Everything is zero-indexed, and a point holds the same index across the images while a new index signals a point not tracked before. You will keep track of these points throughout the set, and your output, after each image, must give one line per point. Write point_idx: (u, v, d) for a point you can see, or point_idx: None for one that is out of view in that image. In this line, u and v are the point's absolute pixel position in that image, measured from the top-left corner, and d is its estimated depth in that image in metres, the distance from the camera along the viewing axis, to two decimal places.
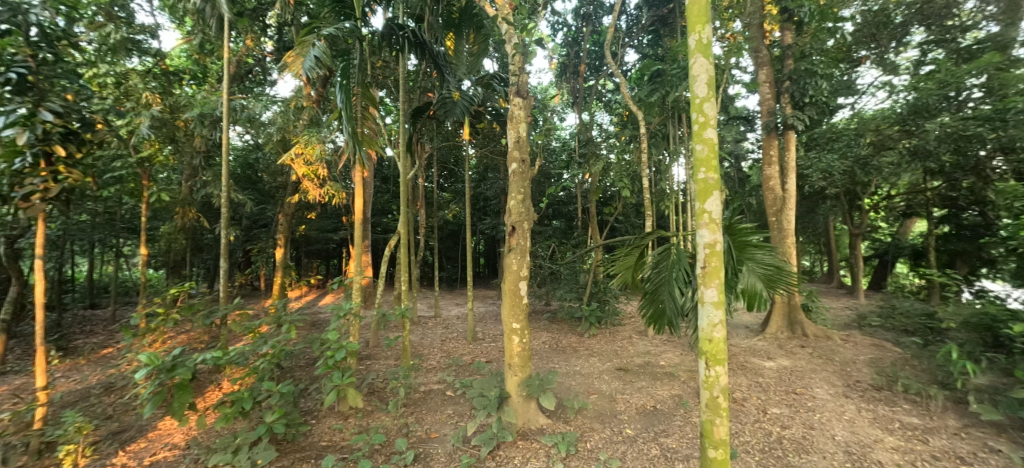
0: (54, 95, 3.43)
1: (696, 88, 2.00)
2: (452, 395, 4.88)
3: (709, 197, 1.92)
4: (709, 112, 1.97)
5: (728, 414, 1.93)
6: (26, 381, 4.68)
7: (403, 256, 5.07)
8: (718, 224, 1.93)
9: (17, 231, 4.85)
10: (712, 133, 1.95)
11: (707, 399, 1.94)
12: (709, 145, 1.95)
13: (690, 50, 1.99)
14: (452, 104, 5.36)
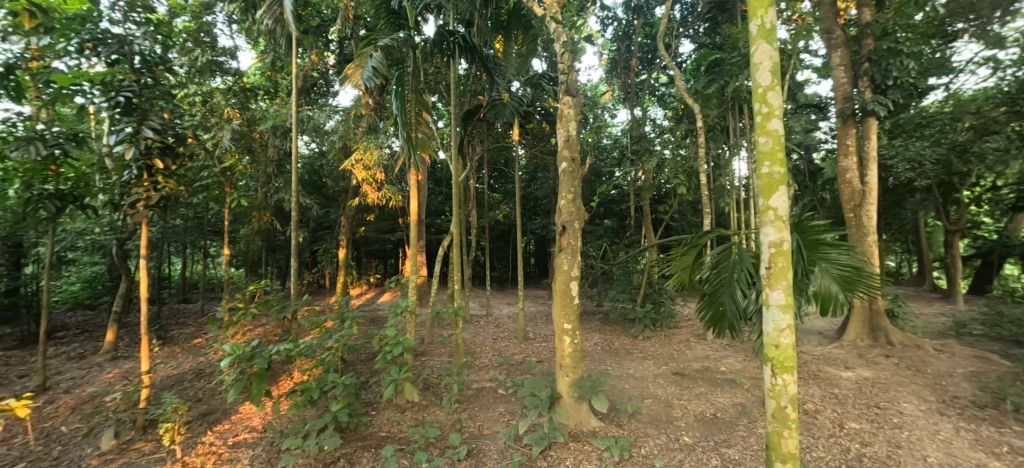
0: (153, 114, 3.88)
1: (758, 76, 1.86)
2: (503, 393, 4.94)
3: (774, 193, 1.79)
4: (773, 102, 1.82)
5: (797, 427, 1.80)
6: (133, 365, 5.34)
7: (456, 256, 5.18)
8: (786, 222, 1.79)
9: (126, 234, 5.56)
10: (777, 124, 1.82)
11: (774, 410, 1.82)
12: (776, 137, 1.79)
13: (751, 36, 1.88)
14: (501, 106, 5.42)
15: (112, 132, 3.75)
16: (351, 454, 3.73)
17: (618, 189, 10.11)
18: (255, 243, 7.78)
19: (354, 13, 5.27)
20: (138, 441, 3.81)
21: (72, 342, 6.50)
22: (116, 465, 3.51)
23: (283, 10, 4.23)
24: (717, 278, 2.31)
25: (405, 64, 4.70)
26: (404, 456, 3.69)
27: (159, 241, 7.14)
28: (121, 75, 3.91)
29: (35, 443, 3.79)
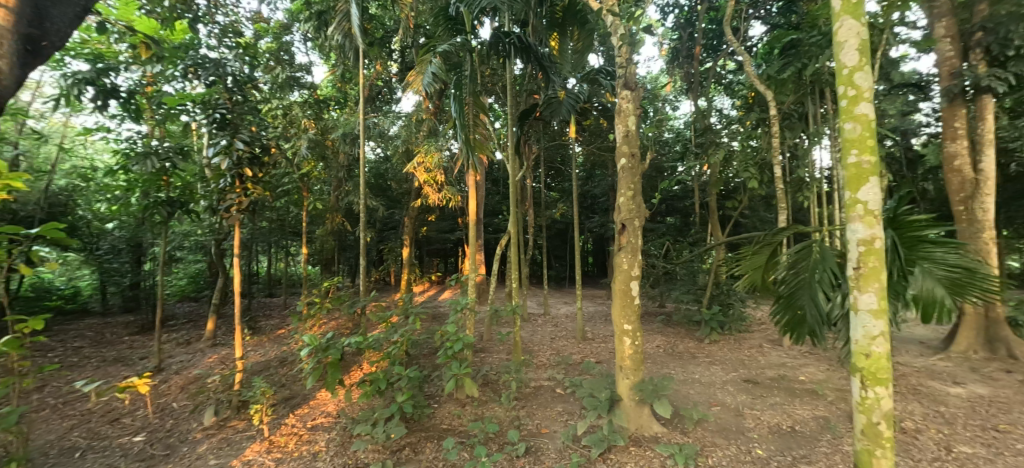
0: (243, 129, 4.33)
1: (844, 57, 1.73)
2: (561, 392, 4.92)
3: (863, 185, 1.63)
4: (862, 84, 1.68)
5: (892, 445, 1.63)
6: (229, 352, 6.00)
7: (513, 255, 5.24)
8: (877, 217, 1.63)
9: (223, 235, 6.27)
10: (867, 108, 1.66)
11: (863, 425, 1.65)
12: (865, 122, 1.63)
13: (835, 15, 1.75)
14: (558, 104, 5.36)
15: (212, 146, 4.22)
16: (415, 444, 3.90)
17: (681, 185, 9.64)
18: (328, 243, 8.42)
19: (414, 22, 5.49)
20: (233, 419, 4.28)
21: (181, 330, 7.45)
22: (215, 440, 3.98)
23: (350, 25, 4.54)
24: (795, 279, 2.08)
25: (463, 68, 4.81)
26: (464, 449, 3.81)
27: (249, 241, 7.96)
28: (217, 94, 4.41)
29: (154, 416, 4.40)
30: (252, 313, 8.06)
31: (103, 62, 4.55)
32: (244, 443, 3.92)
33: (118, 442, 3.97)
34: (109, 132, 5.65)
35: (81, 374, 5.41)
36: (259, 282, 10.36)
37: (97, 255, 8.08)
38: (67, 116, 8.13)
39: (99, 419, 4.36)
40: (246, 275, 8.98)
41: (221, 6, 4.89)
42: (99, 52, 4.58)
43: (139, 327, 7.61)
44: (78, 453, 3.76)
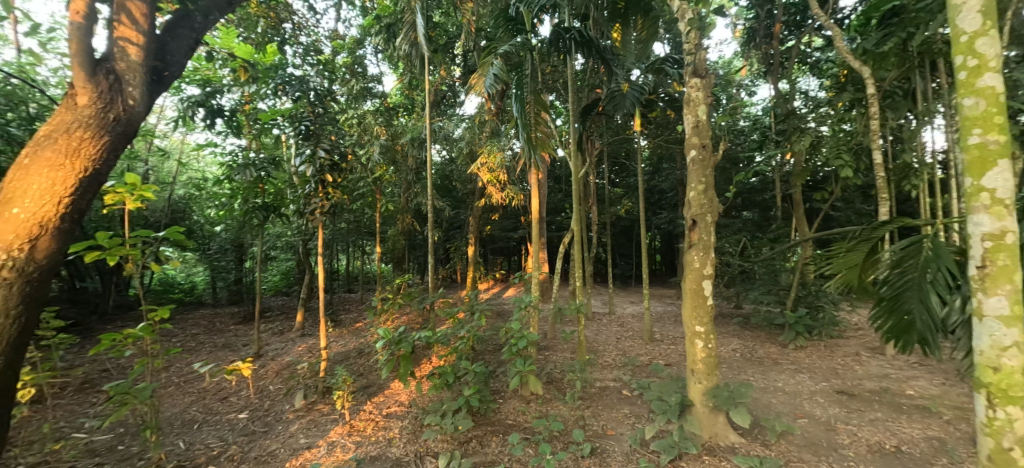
0: (325, 138, 4.72)
1: (962, 23, 1.49)
2: (628, 395, 4.76)
3: (989, 169, 1.40)
4: (986, 51, 1.43)
5: None
6: (314, 342, 6.60)
7: (576, 252, 5.18)
8: (1009, 206, 1.38)
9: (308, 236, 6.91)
10: (992, 81, 1.43)
11: (991, 450, 1.40)
12: (991, 96, 1.42)
13: None
14: (621, 96, 5.20)
15: (300, 156, 4.65)
16: (481, 437, 4.00)
17: (759, 176, 8.89)
18: (398, 242, 8.93)
19: (475, 26, 5.61)
20: (319, 403, 4.71)
21: (276, 321, 8.32)
22: (304, 421, 4.40)
23: (416, 34, 4.76)
24: (902, 279, 1.73)
25: (524, 69, 4.87)
26: (529, 445, 3.83)
27: (330, 241, 8.67)
28: (302, 109, 4.87)
29: (255, 396, 4.97)
30: (334, 307, 8.78)
31: (212, 85, 5.21)
32: (328, 426, 4.30)
33: (227, 418, 4.54)
34: (217, 145, 6.45)
35: (197, 357, 6.25)
36: (340, 279, 11.26)
37: (209, 254, 9.28)
38: (184, 135, 9.40)
39: (212, 397, 5.01)
40: (329, 272, 9.79)
41: (304, 28, 5.35)
42: (208, 76, 5.24)
43: (243, 318, 8.62)
44: (196, 425, 4.36)
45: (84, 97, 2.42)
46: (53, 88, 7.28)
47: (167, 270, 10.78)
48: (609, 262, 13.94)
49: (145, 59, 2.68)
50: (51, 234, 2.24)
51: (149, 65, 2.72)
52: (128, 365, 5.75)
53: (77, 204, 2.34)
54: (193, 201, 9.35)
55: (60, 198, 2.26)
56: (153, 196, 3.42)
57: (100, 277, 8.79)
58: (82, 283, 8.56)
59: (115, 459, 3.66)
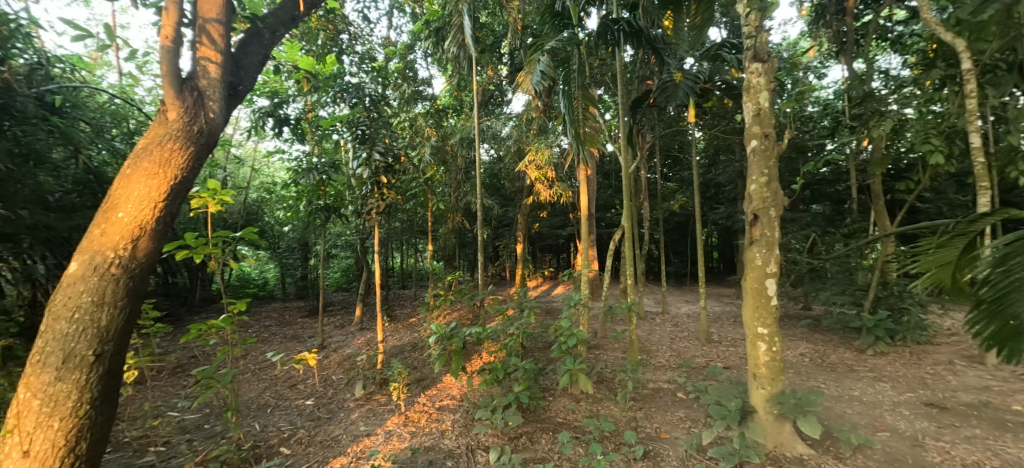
0: (380, 141, 4.96)
1: None
2: (683, 398, 4.58)
3: None
4: None
5: None
6: (372, 336, 6.97)
7: (627, 250, 4.99)
8: None
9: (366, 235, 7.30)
10: None
11: None
12: None
13: None
14: (674, 87, 5.00)
15: (357, 159, 4.90)
16: (531, 433, 4.01)
17: (830, 166, 8.18)
18: (449, 240, 9.18)
19: (521, 24, 5.61)
20: (377, 394, 4.97)
21: (338, 315, 8.88)
22: (363, 409, 4.66)
23: (463, 36, 4.86)
24: (1005, 286, 0.72)
25: (571, 63, 4.76)
26: (579, 444, 3.79)
27: (386, 239, 9.09)
28: (359, 114, 5.16)
29: (319, 385, 5.34)
30: (389, 303, 9.20)
31: (279, 96, 5.62)
32: (386, 415, 4.52)
33: (295, 403, 4.91)
34: (284, 151, 6.96)
35: (270, 348, 6.80)
36: (396, 275, 11.77)
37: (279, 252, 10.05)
38: (257, 143, 10.24)
39: (282, 384, 5.44)
40: (386, 269, 10.27)
41: (359, 37, 5.63)
42: (275, 88, 5.66)
43: (310, 312, 9.26)
44: (270, 409, 4.76)
45: (174, 112, 2.70)
46: (149, 105, 8.19)
47: (243, 267, 11.80)
48: (663, 259, 13.47)
49: (222, 75, 2.95)
50: (150, 234, 2.53)
51: (226, 80, 2.99)
52: (212, 353, 6.37)
53: (169, 207, 2.62)
54: (265, 203, 10.17)
55: (155, 202, 2.54)
56: (230, 200, 3.79)
57: (189, 273, 9.79)
58: (174, 279, 9.58)
59: (202, 436, 4.09)
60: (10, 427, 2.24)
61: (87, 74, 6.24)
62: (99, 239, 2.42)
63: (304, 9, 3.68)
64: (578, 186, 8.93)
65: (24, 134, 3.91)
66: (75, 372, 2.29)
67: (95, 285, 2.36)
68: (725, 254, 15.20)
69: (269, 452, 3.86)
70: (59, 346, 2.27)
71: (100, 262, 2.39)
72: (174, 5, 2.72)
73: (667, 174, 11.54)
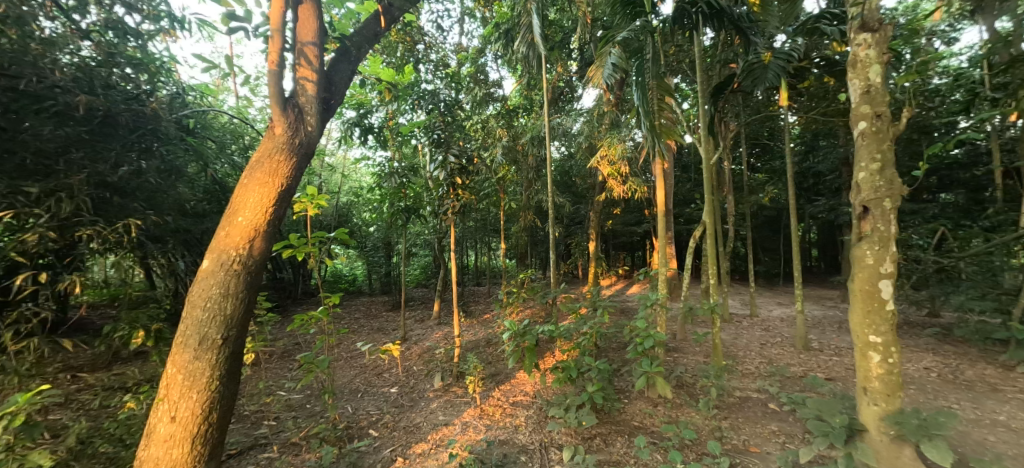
0: (454, 144, 5.19)
1: None
2: (776, 410, 4.16)
3: None
4: None
5: None
6: (449, 330, 7.33)
7: (710, 249, 4.57)
8: None
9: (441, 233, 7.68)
10: None
11: None
12: None
13: None
14: (762, 69, 4.58)
15: (434, 162, 5.17)
16: (606, 435, 3.92)
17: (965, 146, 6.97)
18: (522, 238, 9.32)
19: (591, 17, 5.49)
20: (454, 386, 5.21)
21: (419, 309, 9.47)
22: (442, 400, 4.91)
23: (532, 35, 4.88)
24: None
25: (644, 53, 4.55)
26: (657, 450, 3.63)
27: (461, 238, 9.48)
28: (435, 119, 5.44)
29: (403, 374, 5.74)
30: (465, 299, 9.59)
31: (364, 107, 6.05)
32: (462, 407, 4.71)
33: (382, 390, 5.32)
34: (370, 157, 7.54)
35: (359, 338, 7.44)
36: (471, 272, 12.23)
37: (368, 251, 10.95)
38: (347, 151, 11.24)
39: (371, 372, 5.93)
40: (461, 266, 10.71)
41: (434, 46, 5.93)
42: (361, 100, 6.15)
43: (394, 305, 9.97)
44: (360, 394, 5.21)
45: (280, 127, 3.07)
46: (260, 123, 9.34)
47: (337, 265, 12.99)
48: (751, 257, 12.42)
49: (317, 92, 3.28)
50: (263, 235, 2.91)
51: (321, 95, 3.32)
52: (312, 341, 7.12)
53: (278, 212, 2.98)
54: (354, 206, 11.13)
55: (267, 208, 2.92)
56: (325, 203, 4.20)
57: (293, 269, 11.00)
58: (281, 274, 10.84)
59: (305, 414, 4.60)
60: (162, 396, 2.71)
61: (212, 98, 7.27)
62: (224, 240, 2.83)
63: (385, 25, 3.97)
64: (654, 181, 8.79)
65: (169, 153, 4.78)
66: (208, 353, 2.71)
67: (222, 279, 2.77)
68: (827, 251, 13.63)
69: (360, 433, 4.24)
70: (197, 330, 2.70)
71: (226, 259, 2.80)
72: (277, 32, 3.08)
73: (756, 165, 10.60)
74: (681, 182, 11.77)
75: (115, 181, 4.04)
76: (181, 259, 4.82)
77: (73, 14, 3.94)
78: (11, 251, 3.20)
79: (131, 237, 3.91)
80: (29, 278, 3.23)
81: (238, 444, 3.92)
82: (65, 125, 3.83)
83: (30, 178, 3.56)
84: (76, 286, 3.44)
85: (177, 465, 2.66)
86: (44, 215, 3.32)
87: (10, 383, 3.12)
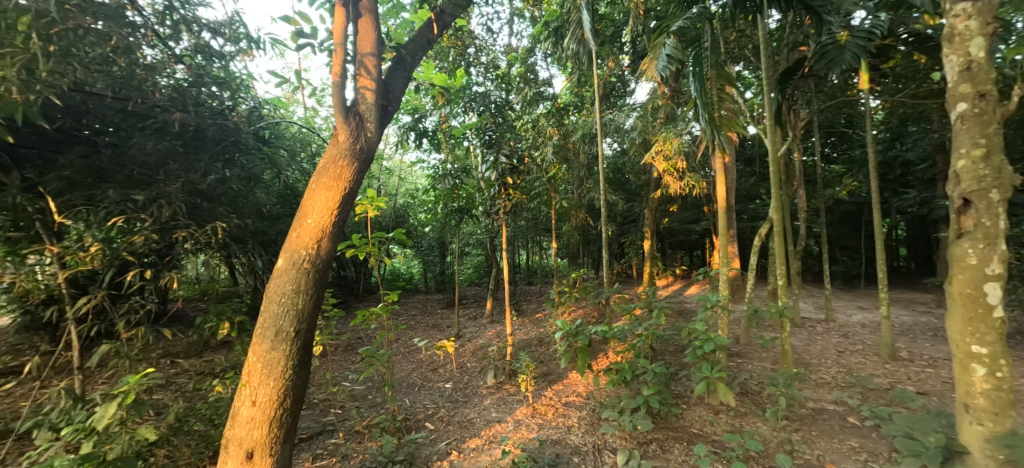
0: (506, 144, 5.25)
1: None
2: (856, 425, 3.74)
3: None
4: None
5: None
6: (501, 328, 7.43)
7: (778, 248, 4.16)
8: None
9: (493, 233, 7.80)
10: None
11: None
12: None
13: None
14: (837, 50, 4.13)
15: (486, 163, 5.27)
16: (663, 441, 3.76)
17: None
18: (573, 237, 9.22)
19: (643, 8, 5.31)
20: (507, 384, 5.27)
21: (472, 307, 9.70)
22: (495, 397, 4.99)
23: (582, 31, 4.81)
24: None
25: (702, 41, 4.29)
26: (719, 460, 3.42)
27: (513, 237, 9.56)
28: (486, 120, 5.53)
29: (456, 370, 5.91)
30: (517, 298, 9.66)
31: (419, 112, 6.37)
32: (515, 405, 4.76)
33: (437, 385, 5.51)
34: (425, 160, 7.83)
35: (416, 334, 7.74)
36: (523, 271, 12.31)
37: (424, 250, 11.38)
38: (403, 155, 11.73)
39: (427, 367, 6.16)
40: (513, 265, 10.81)
41: (484, 49, 6.03)
42: (415, 105, 6.40)
43: (448, 303, 10.27)
44: (417, 388, 5.43)
45: (343, 134, 3.27)
46: (325, 131, 9.99)
47: (394, 263, 13.58)
48: (829, 257, 11.40)
49: (377, 99, 3.45)
50: (329, 235, 3.12)
51: (379, 103, 3.49)
52: (373, 336, 7.52)
53: (342, 214, 3.19)
54: (410, 207, 11.61)
55: (333, 210, 3.13)
56: (384, 204, 4.43)
57: (355, 268, 11.63)
58: (344, 272, 11.54)
59: (367, 404, 4.88)
60: (244, 382, 2.97)
61: (284, 109, 7.88)
62: (296, 241, 3.07)
63: (438, 31, 4.10)
64: (713, 175, 8.33)
65: (248, 162, 5.27)
66: (282, 344, 2.94)
67: (294, 276, 3.00)
68: (919, 250, 12.23)
69: (417, 425, 4.41)
70: (273, 323, 2.95)
71: (297, 258, 3.03)
72: (340, 46, 3.28)
73: (831, 155, 9.67)
74: (746, 176, 11.05)
75: (205, 188, 4.51)
76: (258, 258, 5.28)
77: (169, 41, 4.40)
78: (122, 251, 3.59)
79: (217, 238, 4.32)
80: (135, 274, 3.64)
81: (309, 429, 4.25)
82: (164, 140, 4.37)
83: (136, 186, 4.07)
84: (173, 283, 3.80)
85: (257, 446, 2.89)
86: (149, 220, 3.76)
87: (123, 366, 3.57)
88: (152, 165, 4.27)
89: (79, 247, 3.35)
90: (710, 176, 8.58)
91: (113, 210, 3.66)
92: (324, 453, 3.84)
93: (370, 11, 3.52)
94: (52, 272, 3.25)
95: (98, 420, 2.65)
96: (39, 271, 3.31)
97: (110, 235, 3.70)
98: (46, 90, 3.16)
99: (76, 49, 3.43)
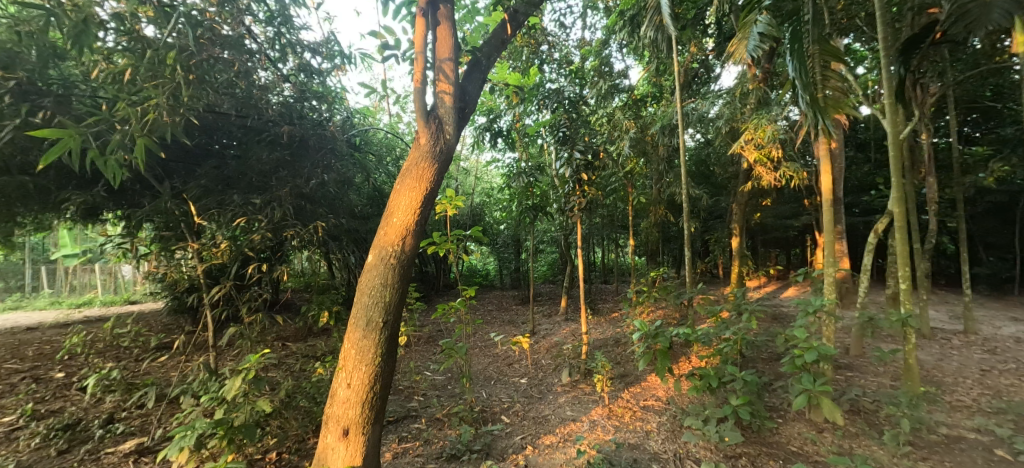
0: (580, 140, 5.21)
1: None
2: (1006, 459, 3.09)
3: None
4: None
5: None
6: (576, 326, 7.35)
7: (898, 247, 3.49)
8: None
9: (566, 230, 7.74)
10: None
11: None
12: None
13: None
14: (982, 7, 3.24)
15: (561, 160, 5.28)
16: (754, 456, 3.43)
17: None
18: (652, 234, 8.84)
19: None
20: (582, 383, 5.21)
21: (547, 304, 9.77)
22: (570, 395, 4.96)
23: (661, 17, 4.55)
24: None
25: (803, 13, 3.69)
26: None
27: (588, 234, 9.42)
28: (560, 117, 5.56)
29: (531, 366, 5.97)
30: (593, 296, 9.48)
31: (493, 113, 6.58)
32: (590, 405, 4.68)
33: (512, 380, 5.62)
34: (500, 159, 8.05)
35: (492, 329, 7.98)
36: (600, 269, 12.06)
37: (501, 248, 11.62)
38: (479, 155, 12.11)
39: (503, 361, 6.32)
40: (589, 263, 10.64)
41: (556, 45, 6.04)
42: (491, 106, 6.61)
43: (524, 299, 10.42)
44: (493, 381, 5.59)
45: (424, 137, 3.45)
46: (408, 135, 10.66)
47: (472, 260, 14.00)
48: (973, 257, 9.58)
49: (455, 102, 3.57)
50: (412, 233, 3.32)
51: (457, 105, 3.61)
52: (453, 329, 7.91)
53: (424, 213, 3.37)
54: (487, 206, 11.93)
55: (416, 210, 3.33)
56: (462, 204, 4.58)
57: (437, 264, 12.25)
58: (427, 268, 12.21)
59: (446, 394, 5.15)
60: (342, 365, 3.25)
61: (371, 117, 8.57)
62: (384, 238, 3.30)
63: (511, 31, 4.13)
64: (817, 163, 7.45)
65: (343, 167, 5.84)
66: (372, 333, 3.19)
67: (382, 270, 3.23)
68: None
69: (493, 418, 4.55)
70: (365, 313, 3.21)
71: (384, 254, 3.26)
72: (421, 54, 3.45)
73: (973, 134, 8.10)
74: (859, 163, 9.73)
75: (309, 192, 5.03)
76: (353, 254, 5.76)
77: (279, 63, 4.99)
78: (245, 247, 3.99)
79: (319, 236, 4.67)
80: (255, 268, 4.09)
81: (395, 413, 4.59)
82: (276, 151, 5.02)
83: (256, 192, 4.73)
84: (285, 276, 4.24)
85: (353, 424, 3.17)
86: (264, 220, 4.20)
87: (245, 345, 4.14)
88: (267, 174, 4.91)
89: (213, 244, 3.90)
90: (811, 164, 7.72)
91: (237, 213, 4.18)
92: (409, 436, 4.13)
93: (447, 19, 3.66)
94: (193, 265, 3.90)
95: (228, 390, 3.11)
96: (184, 263, 3.96)
97: (235, 233, 4.06)
98: (187, 112, 3.78)
99: (209, 77, 4.09)
